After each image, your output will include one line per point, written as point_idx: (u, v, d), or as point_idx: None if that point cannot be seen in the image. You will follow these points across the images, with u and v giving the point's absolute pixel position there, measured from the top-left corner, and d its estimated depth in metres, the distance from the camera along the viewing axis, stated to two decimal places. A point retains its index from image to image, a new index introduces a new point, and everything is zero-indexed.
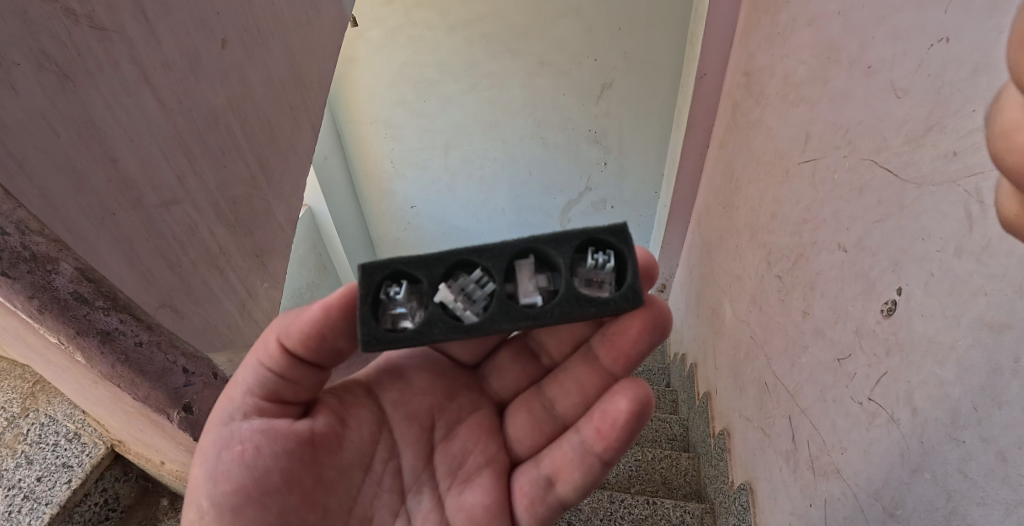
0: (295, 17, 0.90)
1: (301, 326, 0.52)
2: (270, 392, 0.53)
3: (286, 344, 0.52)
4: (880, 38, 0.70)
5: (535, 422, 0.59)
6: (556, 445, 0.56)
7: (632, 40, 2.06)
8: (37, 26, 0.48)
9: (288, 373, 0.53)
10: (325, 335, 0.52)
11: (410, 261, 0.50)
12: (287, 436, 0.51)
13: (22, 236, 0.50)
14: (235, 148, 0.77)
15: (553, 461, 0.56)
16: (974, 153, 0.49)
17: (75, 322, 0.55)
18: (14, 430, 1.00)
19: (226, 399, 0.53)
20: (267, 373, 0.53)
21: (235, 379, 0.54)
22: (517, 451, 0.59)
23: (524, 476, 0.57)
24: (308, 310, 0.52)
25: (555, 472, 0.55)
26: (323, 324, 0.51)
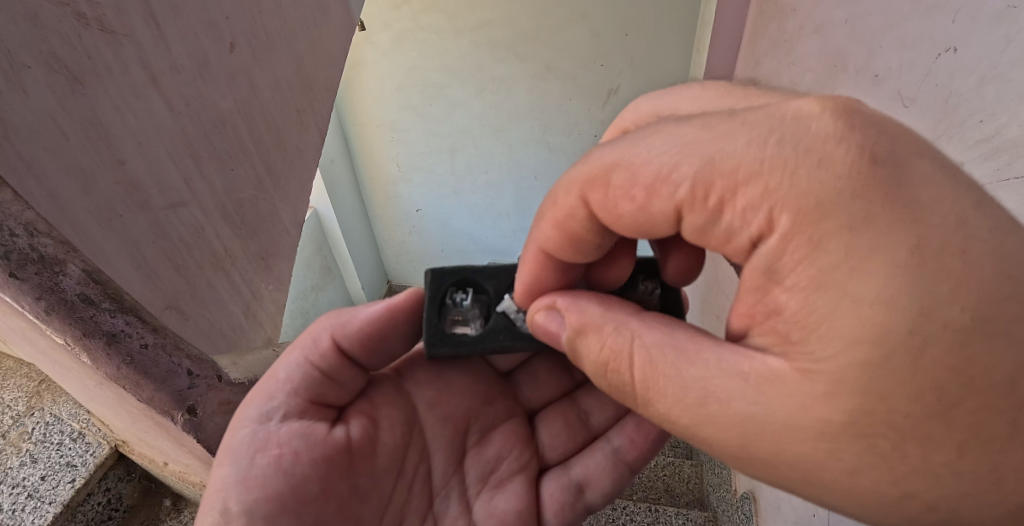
0: (303, 22, 0.90)
1: (361, 327, 0.62)
2: (315, 391, 0.60)
3: (342, 345, 0.62)
4: (887, 46, 0.73)
5: (570, 431, 0.75)
6: (588, 454, 0.72)
7: (639, 46, 2.06)
8: (48, 29, 0.49)
9: (337, 372, 0.62)
10: (384, 337, 0.64)
11: (479, 274, 0.66)
12: (327, 439, 0.58)
13: (30, 238, 0.51)
14: (242, 152, 0.78)
15: (584, 468, 0.72)
16: (981, 163, 0.56)
17: (82, 323, 0.55)
18: (19, 429, 1.00)
19: (264, 397, 0.59)
20: (313, 369, 0.60)
21: (274, 376, 0.60)
22: (549, 456, 0.74)
23: (553, 478, 0.71)
24: (370, 315, 0.63)
25: (586, 477, 0.71)
26: (387, 326, 0.63)
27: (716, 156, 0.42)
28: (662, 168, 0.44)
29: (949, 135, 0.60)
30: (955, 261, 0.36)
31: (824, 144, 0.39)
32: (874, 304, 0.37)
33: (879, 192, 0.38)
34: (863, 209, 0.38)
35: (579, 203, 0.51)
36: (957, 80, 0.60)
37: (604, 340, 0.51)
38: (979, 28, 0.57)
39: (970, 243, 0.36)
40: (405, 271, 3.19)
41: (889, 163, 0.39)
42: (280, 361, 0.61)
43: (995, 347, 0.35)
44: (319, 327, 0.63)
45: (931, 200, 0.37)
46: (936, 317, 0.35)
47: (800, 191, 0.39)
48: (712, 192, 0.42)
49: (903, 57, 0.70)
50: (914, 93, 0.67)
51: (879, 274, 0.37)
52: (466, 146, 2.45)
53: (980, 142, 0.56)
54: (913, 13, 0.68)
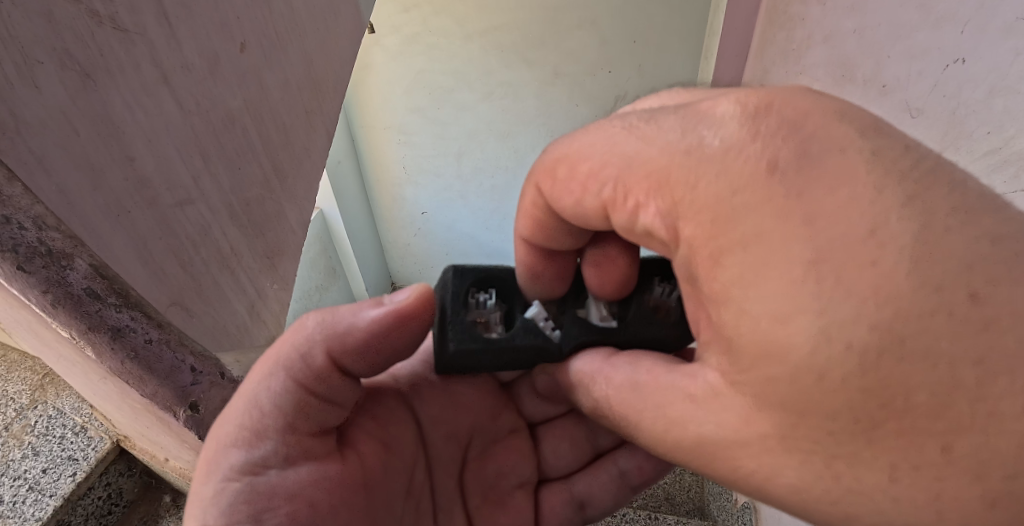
0: (314, 23, 0.91)
1: (359, 335, 0.56)
2: (316, 421, 0.54)
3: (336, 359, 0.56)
4: (895, 57, 0.73)
5: (577, 447, 0.79)
6: (592, 473, 0.79)
7: (647, 54, 2.07)
8: (61, 25, 0.49)
9: (335, 398, 0.56)
10: (383, 346, 0.57)
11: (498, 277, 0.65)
12: (335, 485, 0.53)
13: (38, 232, 0.51)
14: (251, 152, 0.79)
15: (586, 487, 0.78)
16: (988, 175, 0.56)
17: (87, 318, 0.55)
18: (23, 421, 1.02)
19: (248, 441, 0.50)
20: (298, 402, 0.53)
21: (248, 418, 0.52)
22: (553, 470, 0.79)
23: (553, 490, 0.78)
24: (371, 326, 0.56)
25: (585, 493, 0.78)
26: (386, 336, 0.57)
27: (633, 160, 0.46)
28: (593, 168, 0.48)
29: (957, 147, 0.60)
30: (857, 273, 0.35)
31: (728, 153, 0.41)
32: (771, 317, 0.38)
33: (774, 204, 0.38)
34: (759, 224, 0.39)
35: (534, 192, 0.57)
36: (966, 91, 0.59)
37: (589, 388, 0.58)
38: (987, 41, 0.57)
39: (882, 252, 0.34)
40: (408, 273, 3.20)
41: (794, 167, 0.38)
42: (255, 392, 0.53)
43: (913, 367, 0.33)
44: (305, 349, 0.55)
45: (836, 208, 0.36)
46: (837, 338, 0.35)
47: (703, 199, 0.42)
48: (633, 195, 0.47)
49: (911, 68, 0.70)
50: (922, 104, 0.67)
51: (771, 285, 0.38)
52: (472, 150, 2.46)
53: (989, 154, 0.56)
54: (922, 24, 0.68)
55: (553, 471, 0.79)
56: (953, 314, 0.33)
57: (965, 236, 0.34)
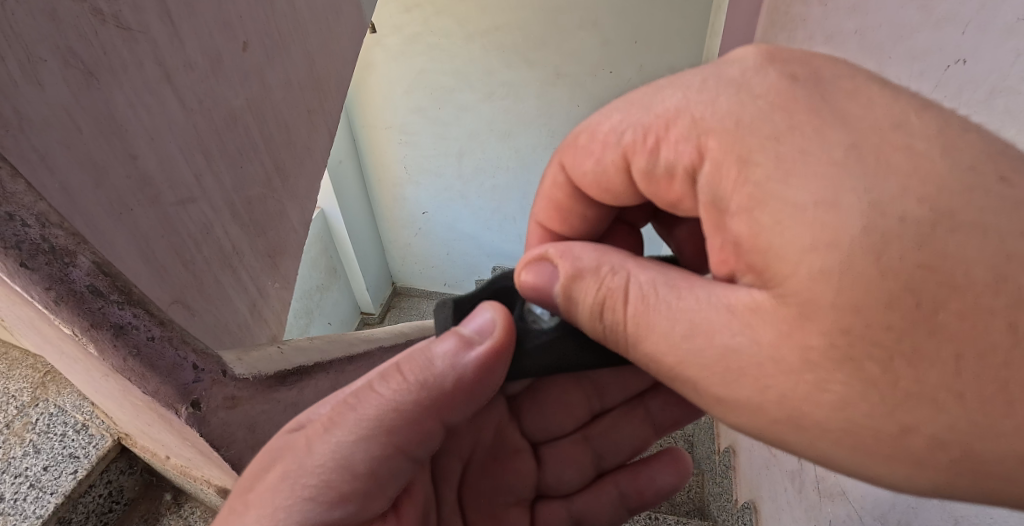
0: (316, 22, 0.91)
1: (456, 373, 0.52)
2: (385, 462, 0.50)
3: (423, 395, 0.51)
4: (896, 58, 0.73)
5: (580, 468, 0.80)
6: (593, 493, 0.80)
7: (648, 55, 2.07)
8: (65, 23, 0.50)
9: (413, 446, 0.52)
10: (467, 386, 0.53)
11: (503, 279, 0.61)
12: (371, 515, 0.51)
13: (42, 229, 0.48)
14: (252, 150, 0.79)
15: (584, 506, 0.79)
16: None
17: (89, 315, 0.50)
18: (24, 419, 1.02)
19: (317, 476, 0.46)
20: (387, 449, 0.50)
21: (317, 462, 0.47)
22: (555, 488, 0.79)
23: (551, 506, 0.79)
24: (468, 373, 0.52)
25: (582, 512, 0.79)
26: (473, 376, 0.52)
27: (651, 106, 0.47)
28: (616, 124, 0.50)
29: None
30: (897, 153, 0.37)
31: (747, 75, 0.45)
32: (817, 203, 0.37)
33: (798, 108, 0.41)
34: (789, 119, 0.40)
35: (559, 170, 0.59)
36: (967, 92, 0.60)
37: (602, 280, 0.49)
38: (988, 41, 0.57)
39: (914, 140, 0.37)
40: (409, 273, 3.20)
41: (810, 83, 0.43)
42: (329, 439, 0.48)
43: (965, 236, 0.34)
44: (398, 401, 0.50)
45: (861, 107, 0.40)
46: (889, 213, 0.35)
47: (723, 117, 0.43)
48: (653, 135, 0.47)
49: (912, 69, 0.70)
50: None
51: (810, 170, 0.38)
52: (473, 150, 2.47)
53: None
54: (923, 25, 0.68)
55: (553, 489, 0.79)
56: (921, 299, 0.34)
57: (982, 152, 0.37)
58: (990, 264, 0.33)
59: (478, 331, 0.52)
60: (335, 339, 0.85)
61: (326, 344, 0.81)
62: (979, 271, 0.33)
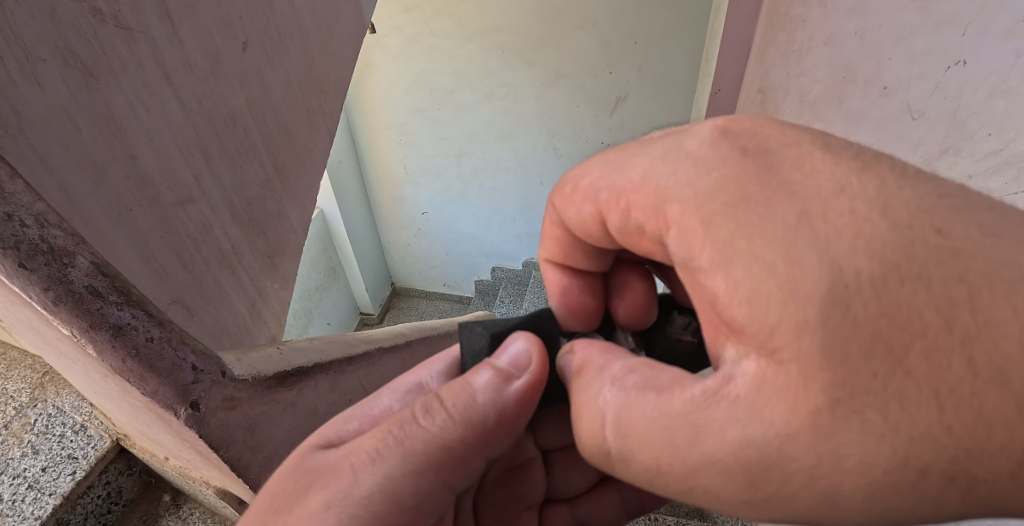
0: (315, 23, 0.91)
1: (495, 411, 0.51)
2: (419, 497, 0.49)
3: (463, 436, 0.50)
4: (896, 59, 0.73)
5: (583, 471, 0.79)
6: (596, 498, 0.81)
7: (648, 56, 2.06)
8: (65, 22, 0.50)
9: (454, 479, 0.52)
10: (506, 421, 0.52)
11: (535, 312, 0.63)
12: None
13: (40, 229, 0.48)
14: (252, 151, 0.79)
15: (587, 510, 0.80)
16: (990, 176, 0.57)
17: (89, 315, 0.50)
18: (22, 419, 1.02)
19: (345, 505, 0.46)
20: (433, 484, 0.50)
21: (363, 494, 0.47)
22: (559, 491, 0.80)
23: (557, 511, 0.80)
24: (509, 407, 0.52)
25: (585, 517, 0.80)
26: (512, 410, 0.52)
27: (624, 169, 0.47)
28: (593, 180, 0.49)
29: (958, 148, 0.61)
30: (840, 218, 0.37)
31: (703, 147, 0.44)
32: (784, 262, 0.37)
33: (750, 178, 0.40)
34: (743, 189, 0.40)
35: (553, 216, 0.59)
36: (966, 93, 0.60)
37: (594, 395, 0.47)
38: (987, 43, 0.57)
39: (855, 203, 0.37)
40: (408, 274, 3.20)
41: (759, 155, 0.42)
42: (374, 471, 0.47)
43: (914, 287, 0.34)
44: (444, 435, 0.49)
45: (803, 176, 0.39)
46: (845, 268, 0.35)
47: (683, 184, 0.42)
48: (624, 198, 0.46)
49: (912, 71, 0.70)
50: (923, 107, 0.67)
51: (768, 233, 0.38)
52: (473, 150, 2.46)
53: (991, 155, 0.56)
54: (923, 26, 0.68)
55: (559, 492, 0.80)
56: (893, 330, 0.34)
57: (913, 193, 0.37)
58: (936, 308, 0.33)
59: (513, 363, 0.53)
60: (335, 339, 0.84)
61: (325, 344, 0.81)
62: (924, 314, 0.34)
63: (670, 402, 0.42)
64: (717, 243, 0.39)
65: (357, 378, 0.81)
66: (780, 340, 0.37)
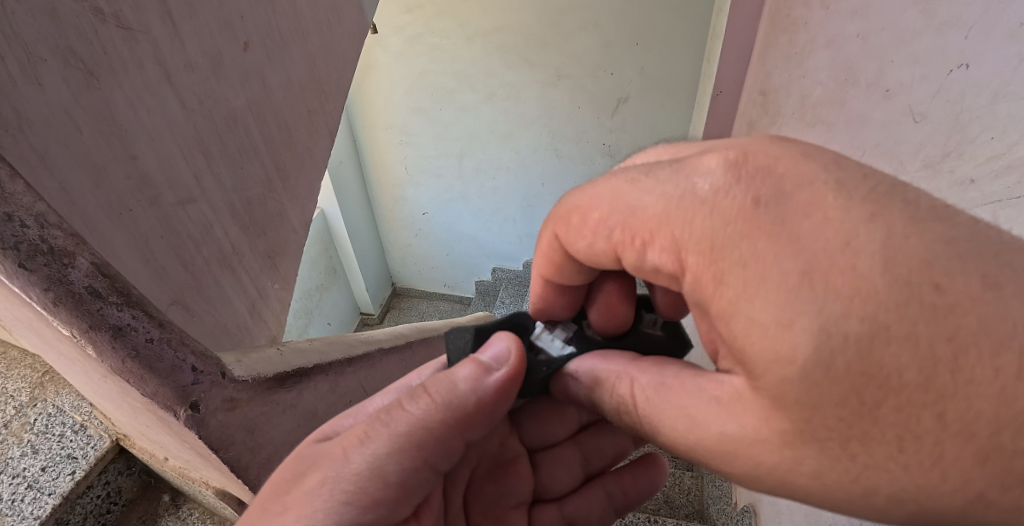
0: (317, 23, 0.91)
1: (475, 399, 0.53)
2: (407, 478, 0.50)
3: (445, 422, 0.51)
4: (899, 62, 0.73)
5: (568, 467, 0.80)
6: (583, 495, 0.79)
7: (650, 56, 2.05)
8: (65, 22, 0.50)
9: (441, 460, 0.53)
10: (485, 410, 0.54)
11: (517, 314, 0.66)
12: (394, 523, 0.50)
13: (40, 229, 0.48)
14: (252, 151, 0.79)
15: (576, 508, 0.78)
16: (991, 181, 0.55)
17: (89, 316, 0.50)
18: (22, 419, 1.02)
19: (332, 484, 0.46)
20: (415, 462, 0.50)
21: (352, 471, 0.47)
22: (545, 490, 0.78)
23: (546, 511, 0.77)
24: (488, 396, 0.54)
25: (574, 515, 0.78)
26: (490, 399, 0.54)
27: (635, 209, 0.46)
28: (603, 216, 0.49)
29: (960, 152, 0.60)
30: (843, 277, 0.36)
31: (717, 194, 0.42)
32: (775, 325, 0.38)
33: (760, 232, 0.39)
34: (754, 246, 0.39)
35: (550, 236, 0.58)
36: (969, 96, 0.59)
37: (614, 390, 0.55)
38: (989, 46, 0.57)
39: (858, 258, 0.36)
40: (409, 273, 3.19)
41: (775, 205, 0.40)
42: (364, 451, 0.48)
43: (900, 348, 0.35)
44: (427, 418, 0.51)
45: (814, 227, 0.38)
46: (835, 333, 0.36)
47: (699, 237, 0.42)
48: (638, 237, 0.47)
49: (916, 72, 0.69)
50: (925, 110, 0.67)
51: (769, 297, 0.38)
52: (473, 150, 2.46)
53: (990, 159, 0.56)
54: (926, 29, 0.68)
55: (546, 491, 0.79)
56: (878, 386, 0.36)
57: (948, 221, 0.38)
58: (920, 369, 0.34)
59: (495, 358, 0.55)
60: (336, 340, 0.85)
61: (327, 346, 0.81)
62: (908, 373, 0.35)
63: (679, 395, 0.49)
64: (726, 301, 0.41)
65: (357, 379, 0.81)
66: (764, 380, 0.40)
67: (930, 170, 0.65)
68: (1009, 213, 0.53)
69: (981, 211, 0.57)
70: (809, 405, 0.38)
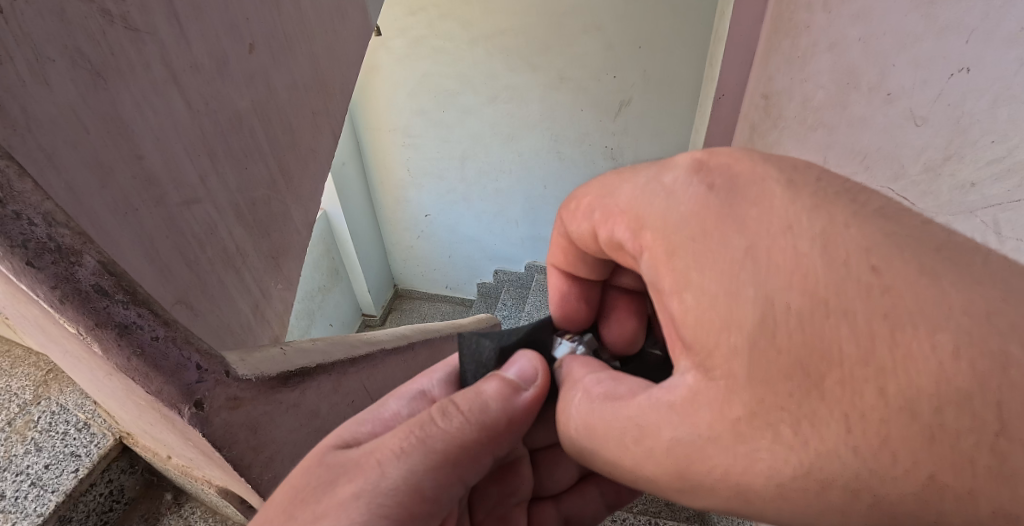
0: (322, 25, 0.92)
1: (503, 417, 0.54)
2: (441, 491, 0.50)
3: (478, 441, 0.53)
4: (900, 66, 0.73)
5: (567, 467, 0.80)
6: (579, 494, 0.81)
7: (652, 59, 2.05)
8: (73, 23, 0.50)
9: (468, 470, 0.53)
10: (514, 428, 0.55)
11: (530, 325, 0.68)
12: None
13: (48, 228, 0.48)
14: (257, 151, 0.79)
15: (572, 505, 0.80)
16: (991, 185, 0.56)
17: (95, 314, 0.51)
18: (26, 417, 1.03)
19: (373, 496, 0.47)
20: (447, 470, 0.51)
21: (389, 483, 0.48)
22: (543, 487, 0.80)
23: (544, 508, 0.79)
24: (518, 414, 0.55)
25: (571, 513, 0.80)
26: (517, 418, 0.55)
27: (614, 196, 0.50)
28: (591, 204, 0.53)
29: (960, 155, 0.61)
30: (781, 255, 0.39)
31: (673, 186, 0.46)
32: (723, 297, 0.41)
33: (710, 214, 0.43)
34: (702, 224, 0.43)
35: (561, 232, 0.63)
36: (970, 100, 0.60)
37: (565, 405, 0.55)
38: (990, 51, 0.57)
39: (799, 240, 0.39)
40: (411, 275, 3.20)
41: (725, 191, 0.44)
42: (399, 465, 0.49)
43: (838, 321, 0.36)
44: (460, 435, 0.52)
45: (762, 212, 0.41)
46: (776, 302, 0.39)
47: (658, 216, 0.46)
48: (612, 218, 0.51)
49: (916, 76, 0.70)
50: (926, 113, 0.67)
51: (716, 267, 0.42)
52: (476, 152, 2.47)
53: (991, 163, 0.56)
54: (927, 33, 0.68)
55: (545, 489, 0.80)
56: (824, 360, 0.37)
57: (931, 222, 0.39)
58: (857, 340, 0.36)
59: (521, 377, 0.57)
60: (336, 339, 0.84)
61: (330, 344, 0.81)
62: (846, 345, 0.36)
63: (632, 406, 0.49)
64: (675, 273, 0.44)
65: (358, 379, 0.82)
66: (716, 360, 0.42)
67: (931, 173, 0.65)
68: (1009, 215, 0.54)
69: (981, 214, 0.58)
70: (749, 376, 0.40)
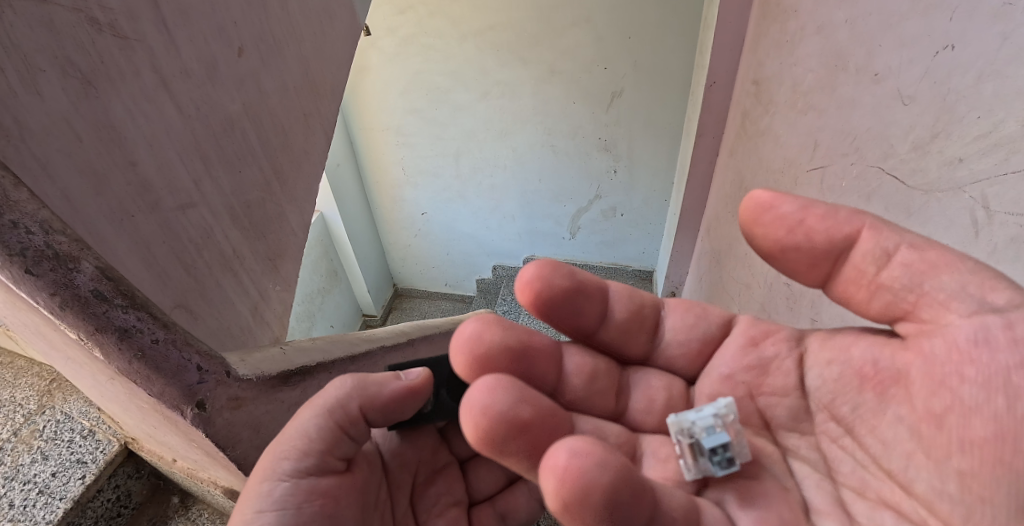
0: (310, 26, 0.92)
1: (382, 401, 0.63)
2: (330, 442, 0.59)
3: (357, 409, 0.62)
4: (886, 46, 0.74)
5: (493, 472, 0.82)
6: (509, 492, 0.82)
7: (643, 48, 2.04)
8: (62, 33, 0.51)
9: (352, 426, 0.62)
10: (391, 408, 0.64)
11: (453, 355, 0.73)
12: (329, 474, 0.59)
13: (45, 235, 0.49)
14: (250, 154, 0.80)
15: (507, 503, 0.82)
16: (979, 159, 0.56)
17: (94, 319, 0.51)
18: (31, 426, 1.04)
19: (279, 441, 0.58)
20: (333, 425, 0.60)
21: (288, 435, 0.58)
22: (476, 493, 0.81)
23: (480, 513, 0.80)
24: (388, 397, 0.64)
25: (506, 511, 0.81)
26: (390, 400, 0.64)
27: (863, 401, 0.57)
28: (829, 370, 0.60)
29: (948, 132, 0.61)
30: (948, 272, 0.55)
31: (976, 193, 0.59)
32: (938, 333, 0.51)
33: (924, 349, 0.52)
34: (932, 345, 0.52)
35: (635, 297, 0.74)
36: (956, 77, 0.60)
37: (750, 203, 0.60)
38: (974, 28, 0.57)
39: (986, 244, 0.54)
40: (409, 275, 3.21)
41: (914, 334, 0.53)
42: (298, 418, 0.59)
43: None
44: (339, 396, 0.61)
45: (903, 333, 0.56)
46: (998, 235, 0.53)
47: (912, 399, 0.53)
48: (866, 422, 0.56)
49: (902, 56, 0.70)
50: (913, 92, 0.68)
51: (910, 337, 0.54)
52: (470, 149, 2.47)
53: (978, 138, 0.56)
54: (912, 13, 0.68)
55: (477, 494, 0.81)
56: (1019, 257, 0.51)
57: None
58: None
59: (406, 375, 0.67)
60: (337, 338, 0.85)
61: (329, 343, 0.81)
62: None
63: (801, 221, 0.57)
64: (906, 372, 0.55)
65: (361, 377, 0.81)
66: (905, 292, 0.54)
67: (920, 151, 0.66)
68: (996, 191, 0.55)
69: (969, 191, 0.58)
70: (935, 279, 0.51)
